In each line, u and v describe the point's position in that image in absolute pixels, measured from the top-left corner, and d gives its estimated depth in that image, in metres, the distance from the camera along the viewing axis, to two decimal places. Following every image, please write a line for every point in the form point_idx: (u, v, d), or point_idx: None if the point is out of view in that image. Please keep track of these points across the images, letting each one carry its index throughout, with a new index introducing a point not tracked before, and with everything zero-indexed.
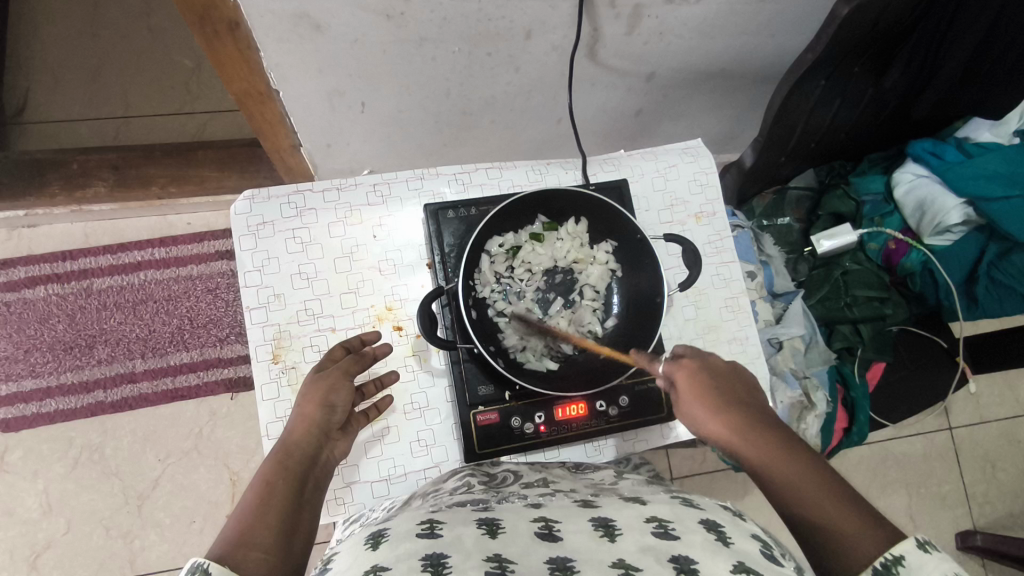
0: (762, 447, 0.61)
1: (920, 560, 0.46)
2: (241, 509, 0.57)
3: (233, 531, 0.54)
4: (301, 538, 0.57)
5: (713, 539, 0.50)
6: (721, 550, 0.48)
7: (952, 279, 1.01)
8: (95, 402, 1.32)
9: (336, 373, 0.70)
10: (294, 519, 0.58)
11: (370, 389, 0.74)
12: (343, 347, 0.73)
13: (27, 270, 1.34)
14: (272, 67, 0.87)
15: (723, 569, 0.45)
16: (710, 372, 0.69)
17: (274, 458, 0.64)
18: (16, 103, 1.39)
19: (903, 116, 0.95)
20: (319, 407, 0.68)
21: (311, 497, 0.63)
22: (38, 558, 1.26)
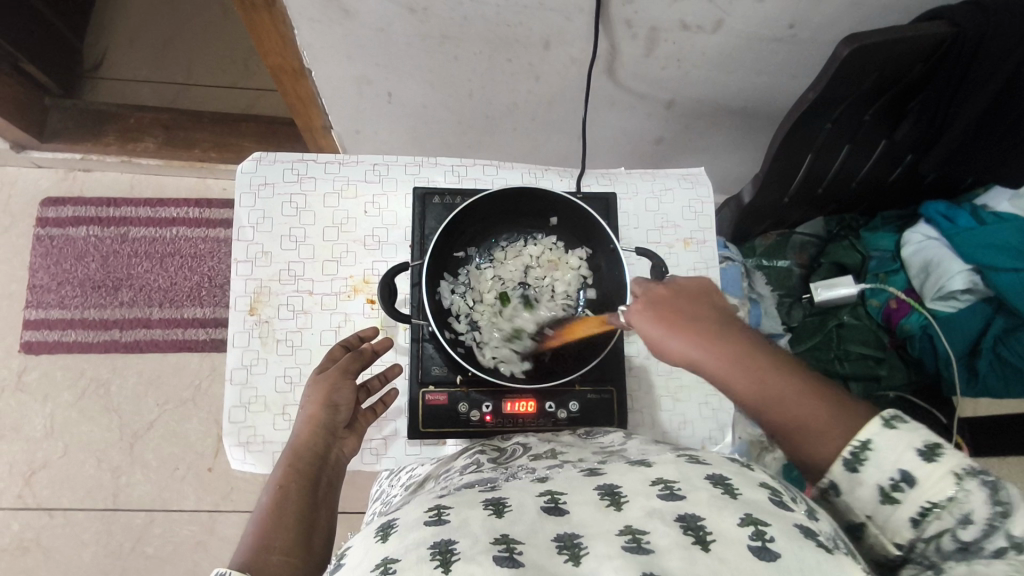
0: (748, 376, 0.55)
1: (885, 438, 0.50)
2: (257, 520, 0.59)
3: (250, 540, 0.56)
4: (320, 536, 0.59)
5: (720, 493, 0.47)
6: (727, 501, 0.46)
7: (953, 348, 0.96)
8: (110, 340, 1.40)
9: (336, 371, 0.71)
10: (311, 515, 0.60)
11: (374, 383, 0.75)
12: (342, 346, 0.74)
13: (75, 210, 1.45)
14: (305, 45, 0.93)
15: (730, 523, 0.44)
16: (673, 298, 0.60)
17: (285, 461, 0.65)
18: (94, 59, 1.52)
19: (917, 176, 0.93)
20: (323, 407, 0.69)
21: (327, 494, 0.64)
22: (32, 476, 1.33)
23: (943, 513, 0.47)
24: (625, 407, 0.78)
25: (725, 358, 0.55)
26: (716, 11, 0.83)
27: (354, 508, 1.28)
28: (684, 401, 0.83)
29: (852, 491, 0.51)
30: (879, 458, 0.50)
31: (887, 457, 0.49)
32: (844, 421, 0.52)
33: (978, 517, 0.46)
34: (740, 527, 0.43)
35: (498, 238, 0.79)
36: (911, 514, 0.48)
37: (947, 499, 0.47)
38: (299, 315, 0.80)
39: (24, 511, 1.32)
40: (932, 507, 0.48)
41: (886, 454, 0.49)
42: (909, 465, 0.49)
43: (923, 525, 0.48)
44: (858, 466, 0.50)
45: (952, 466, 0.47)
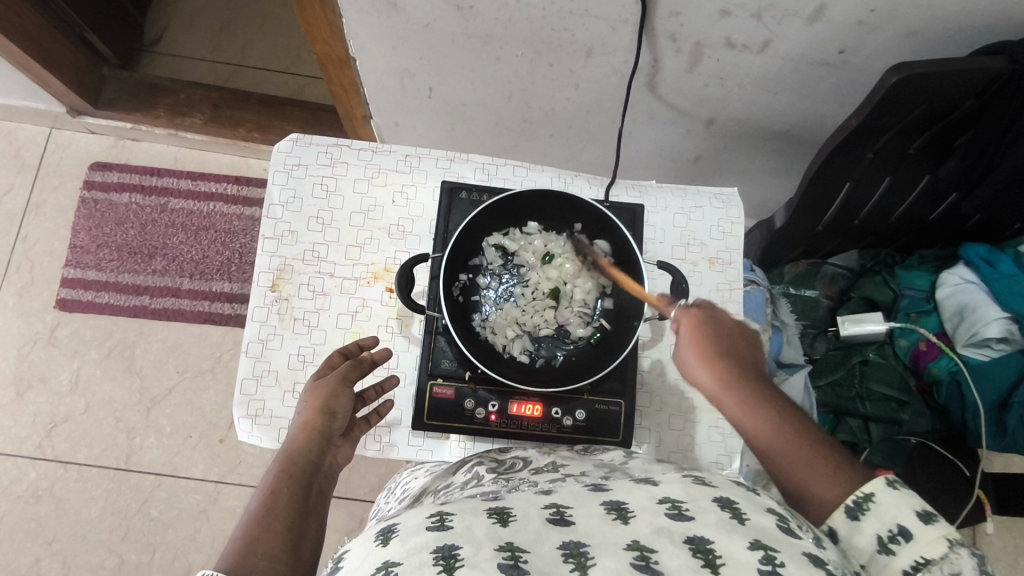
0: (767, 416, 0.60)
1: (887, 495, 0.54)
2: (246, 523, 0.57)
3: (239, 542, 0.54)
4: (309, 545, 0.57)
5: (727, 518, 0.47)
6: (735, 527, 0.46)
7: (982, 400, 0.92)
8: (140, 305, 1.44)
9: (335, 379, 0.70)
10: (302, 523, 0.58)
11: (371, 395, 0.74)
12: (341, 353, 0.74)
13: (120, 176, 1.50)
14: (352, 34, 0.95)
15: (740, 546, 0.44)
16: (713, 329, 0.66)
17: (276, 467, 0.64)
18: (153, 34, 1.57)
19: (958, 217, 0.90)
20: (321, 414, 0.68)
21: (318, 501, 0.63)
22: (53, 428, 1.38)
23: (933, 570, 0.50)
24: (632, 421, 0.77)
25: (748, 405, 0.61)
26: (764, 31, 0.82)
27: (354, 494, 1.29)
28: (695, 421, 0.82)
29: (851, 539, 0.54)
30: (880, 510, 0.54)
31: (886, 511, 0.53)
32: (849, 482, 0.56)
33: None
34: (750, 551, 0.44)
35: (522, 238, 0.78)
36: (902, 567, 0.51)
37: (937, 557, 0.50)
38: (319, 296, 0.81)
39: (41, 461, 1.36)
40: (924, 563, 0.51)
41: (886, 509, 0.54)
42: (906, 521, 0.52)
43: None
44: (860, 515, 0.54)
45: (945, 532, 0.51)
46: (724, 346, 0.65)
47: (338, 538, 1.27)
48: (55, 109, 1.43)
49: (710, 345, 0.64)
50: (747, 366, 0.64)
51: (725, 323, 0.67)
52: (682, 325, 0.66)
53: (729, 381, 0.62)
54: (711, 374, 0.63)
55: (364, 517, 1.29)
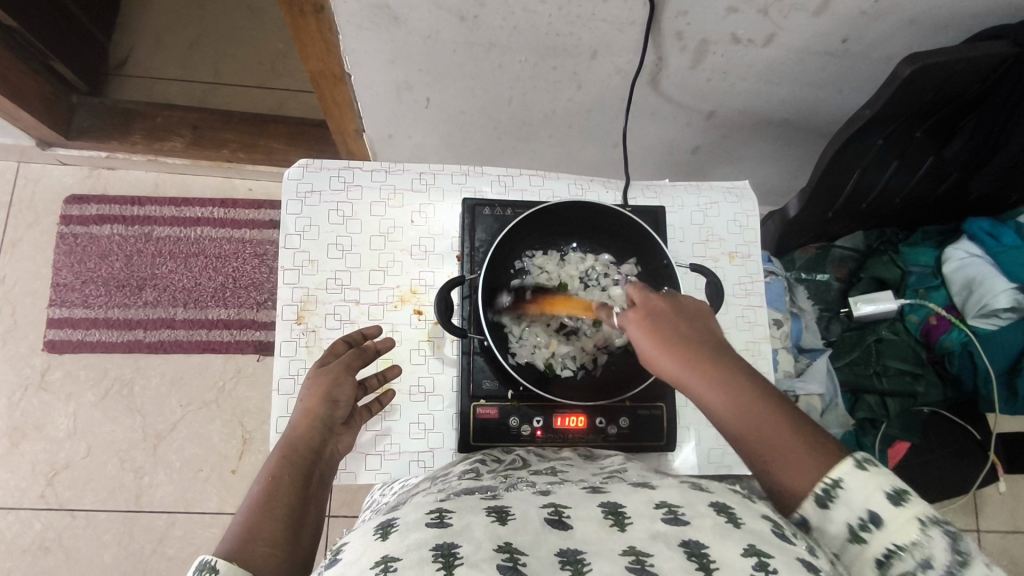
0: (737, 396, 0.53)
1: (855, 478, 0.49)
2: (249, 510, 0.58)
3: (240, 529, 0.55)
4: (309, 532, 0.58)
5: (723, 522, 0.47)
6: (731, 533, 0.45)
7: (994, 366, 0.96)
8: (134, 340, 1.40)
9: (339, 367, 0.72)
10: (301, 510, 0.59)
11: (372, 382, 0.76)
12: (344, 342, 0.75)
13: (99, 208, 1.44)
14: (349, 51, 0.92)
15: (734, 553, 0.44)
16: (662, 313, 0.59)
17: (279, 453, 0.65)
18: (119, 56, 1.51)
19: (961, 191, 0.92)
20: (323, 401, 0.69)
21: (318, 488, 0.64)
22: (55, 475, 1.33)
23: (906, 556, 0.47)
24: (674, 424, 0.77)
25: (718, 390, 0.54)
26: (770, 25, 0.82)
27: None
28: None
29: (822, 528, 0.50)
30: (849, 497, 0.49)
31: (857, 497, 0.49)
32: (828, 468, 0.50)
33: (938, 564, 0.46)
34: (744, 557, 0.43)
35: (549, 260, 0.78)
36: (875, 555, 0.48)
37: (910, 542, 0.47)
38: (346, 324, 0.80)
39: (46, 510, 1.31)
40: (895, 549, 0.47)
41: (856, 495, 0.49)
42: (877, 506, 0.48)
43: (887, 566, 0.48)
44: (829, 504, 0.49)
45: (919, 513, 0.47)
46: (682, 325, 0.58)
47: None
48: (25, 143, 1.36)
49: (670, 337, 0.57)
50: (708, 343, 0.57)
51: (675, 305, 0.60)
52: (634, 314, 0.59)
53: (691, 359, 0.55)
54: (671, 357, 0.56)
55: None
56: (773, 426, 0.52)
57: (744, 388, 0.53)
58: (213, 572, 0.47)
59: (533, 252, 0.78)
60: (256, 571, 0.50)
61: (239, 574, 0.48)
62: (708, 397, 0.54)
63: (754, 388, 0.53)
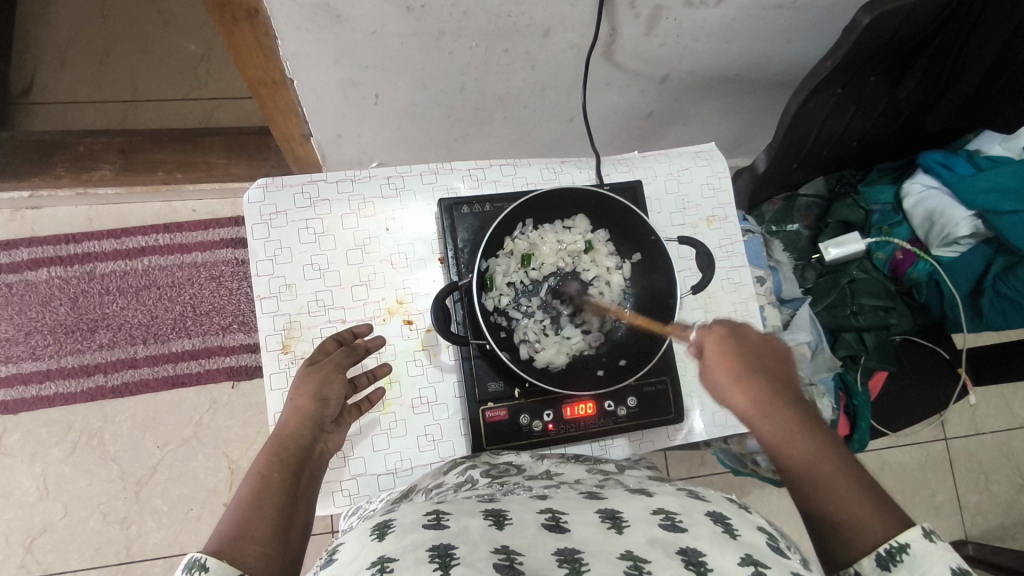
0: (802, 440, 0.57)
1: (922, 546, 0.49)
2: (236, 508, 0.56)
3: (230, 526, 0.53)
4: (298, 529, 0.57)
5: (721, 531, 0.49)
6: (728, 540, 0.47)
7: (959, 290, 1.01)
8: (96, 386, 1.31)
9: (329, 366, 0.70)
10: (290, 508, 0.58)
11: (361, 380, 0.74)
12: (334, 339, 0.73)
13: (30, 252, 1.33)
14: (289, 55, 0.86)
15: (731, 561, 0.45)
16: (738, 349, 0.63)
17: (268, 452, 0.63)
18: (22, 83, 1.38)
19: (916, 126, 0.95)
20: (314, 400, 0.68)
21: (308, 487, 0.63)
22: (33, 541, 1.25)
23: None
24: (680, 396, 0.78)
25: (766, 413, 0.59)
26: None
27: None
28: None
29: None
30: (913, 563, 0.49)
31: (920, 563, 0.49)
32: (882, 522, 0.52)
33: None
34: (740, 565, 0.44)
35: (530, 238, 0.75)
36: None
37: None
38: None
39: None
40: None
41: (920, 562, 0.49)
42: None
43: None
44: (891, 566, 0.50)
45: None
46: (756, 363, 0.63)
47: None
48: None
49: (739, 367, 0.62)
50: (781, 387, 0.62)
51: (751, 342, 0.64)
52: (709, 343, 0.64)
53: (761, 398, 0.60)
54: (741, 390, 0.61)
55: None
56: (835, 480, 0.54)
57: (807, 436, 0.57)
58: (204, 570, 0.45)
59: (511, 234, 0.74)
60: (246, 568, 0.49)
61: (229, 573, 0.46)
62: (775, 435, 0.58)
63: (817, 439, 0.57)
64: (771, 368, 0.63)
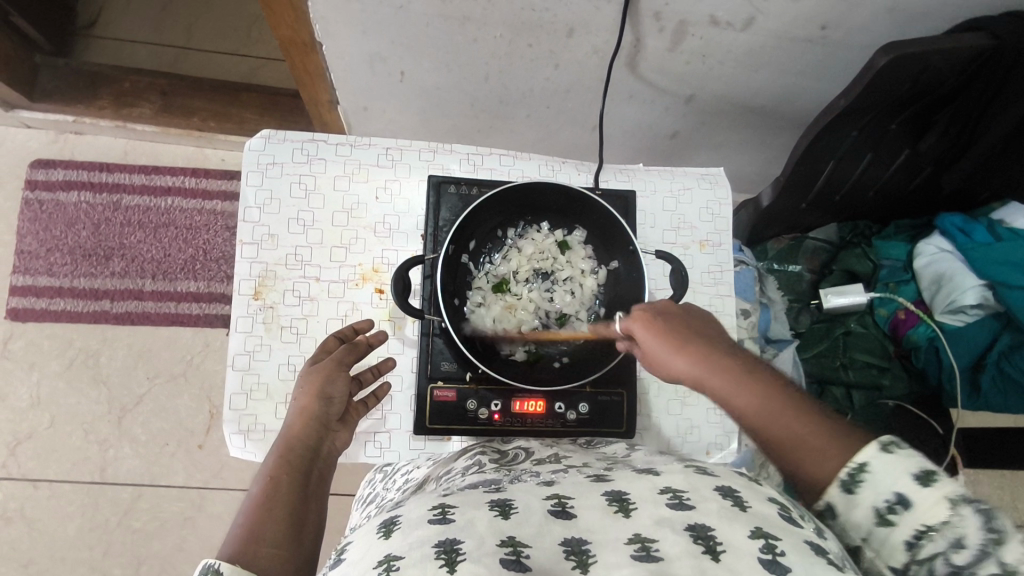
0: (758, 392, 0.55)
1: (882, 462, 0.49)
2: (249, 508, 0.57)
3: (242, 531, 0.54)
4: (309, 533, 0.57)
5: (729, 505, 0.47)
6: (736, 514, 0.45)
7: (959, 362, 0.96)
8: (101, 310, 1.37)
9: (330, 364, 0.69)
10: (302, 511, 0.58)
11: (366, 376, 0.73)
12: (336, 337, 0.73)
13: (66, 174, 1.40)
14: (318, 19, 0.88)
15: (741, 536, 0.43)
16: (665, 315, 0.63)
17: (276, 450, 0.63)
18: (89, 16, 1.46)
19: (935, 185, 0.92)
20: (316, 399, 0.67)
21: (319, 485, 0.63)
22: (18, 445, 1.30)
23: (935, 537, 0.46)
24: (635, 412, 0.77)
25: (722, 375, 0.57)
26: (750, 8, 0.80)
27: (346, 492, 1.26)
28: (692, 405, 0.83)
29: (848, 511, 0.50)
30: (875, 480, 0.49)
31: (883, 479, 0.49)
32: (844, 443, 0.51)
33: (970, 543, 0.45)
34: (751, 539, 0.43)
35: (517, 236, 0.77)
36: (906, 537, 0.48)
37: (941, 523, 0.46)
38: (306, 302, 0.78)
39: (7, 481, 1.29)
40: (925, 531, 0.47)
41: (881, 477, 0.49)
42: (903, 487, 0.48)
43: (918, 548, 0.47)
44: (855, 488, 0.50)
45: (947, 492, 0.46)
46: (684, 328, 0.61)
47: (335, 537, 1.24)
48: None
49: (673, 332, 0.61)
50: (720, 345, 0.60)
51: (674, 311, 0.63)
52: (636, 323, 0.63)
53: (707, 366, 0.58)
54: (677, 351, 0.60)
55: None
56: (798, 422, 0.53)
57: (757, 385, 0.56)
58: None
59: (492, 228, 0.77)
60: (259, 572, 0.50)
61: None
62: (722, 389, 0.56)
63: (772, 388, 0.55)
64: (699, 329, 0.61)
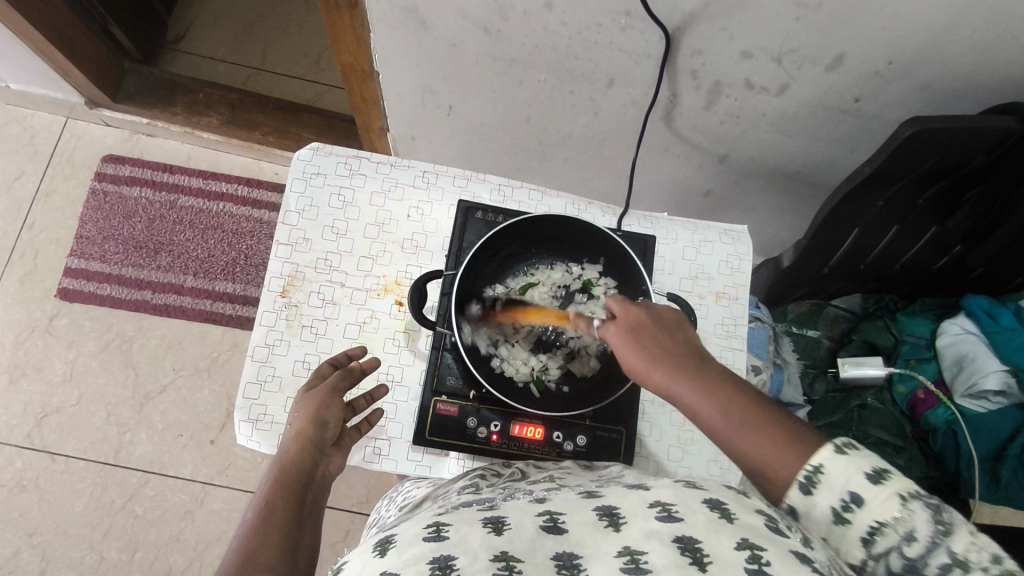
0: (722, 400, 0.53)
1: (838, 464, 0.48)
2: (242, 533, 0.59)
3: (235, 553, 0.56)
4: (304, 553, 0.59)
5: (716, 518, 0.44)
6: (723, 526, 0.43)
7: (977, 450, 0.95)
8: (141, 299, 1.44)
9: (325, 390, 0.71)
10: (296, 533, 0.60)
11: (360, 403, 0.74)
12: (331, 363, 0.74)
13: (132, 170, 1.51)
14: (378, 49, 0.95)
15: (727, 547, 0.41)
16: (648, 322, 0.60)
17: (271, 477, 0.65)
18: (177, 32, 1.60)
19: (963, 266, 0.92)
20: (312, 424, 0.69)
21: (313, 508, 0.65)
22: (43, 417, 1.36)
23: (888, 532, 0.45)
24: (633, 447, 0.77)
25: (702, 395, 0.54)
26: (784, 75, 0.83)
27: (344, 505, 1.27)
28: (693, 453, 0.82)
29: (807, 515, 0.49)
30: (831, 481, 0.48)
31: (838, 479, 0.47)
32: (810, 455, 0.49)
33: (921, 535, 0.45)
34: (736, 550, 0.41)
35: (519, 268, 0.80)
36: (860, 534, 0.46)
37: (893, 519, 0.45)
38: (328, 304, 0.82)
39: (28, 450, 1.34)
40: (879, 527, 0.46)
41: (838, 479, 0.47)
42: (858, 487, 0.47)
43: (872, 544, 0.46)
44: (813, 490, 0.48)
45: (898, 488, 0.46)
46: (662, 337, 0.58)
47: (326, 548, 1.25)
48: (73, 100, 1.45)
49: (652, 343, 0.58)
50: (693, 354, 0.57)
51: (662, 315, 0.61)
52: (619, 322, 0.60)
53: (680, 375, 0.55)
54: (652, 360, 0.57)
55: (352, 528, 1.26)
56: (762, 430, 0.51)
57: (721, 389, 0.54)
58: None
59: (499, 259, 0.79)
60: None
61: None
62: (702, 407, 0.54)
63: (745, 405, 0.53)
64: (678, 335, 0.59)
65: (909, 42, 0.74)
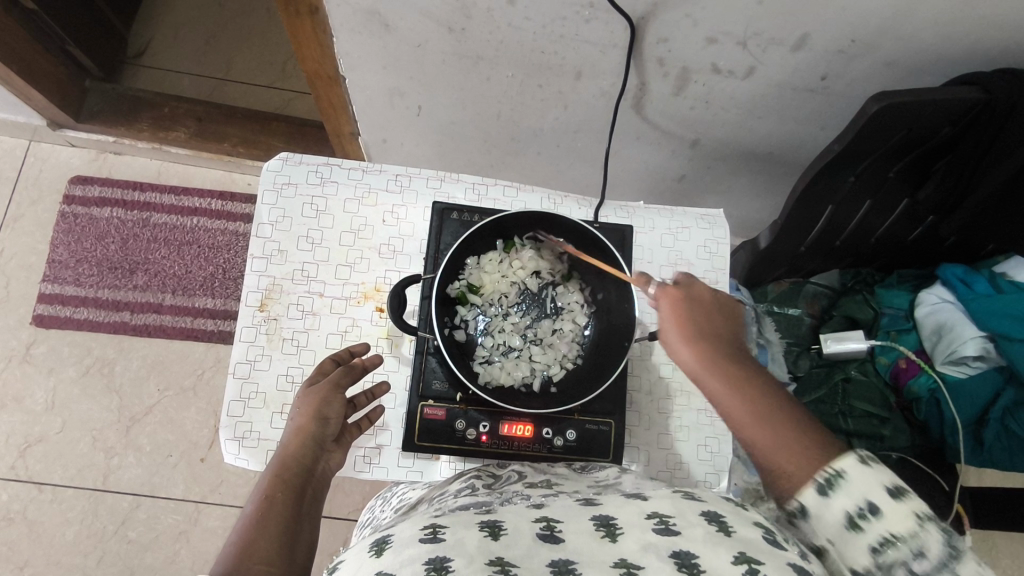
0: (750, 398, 0.58)
1: (859, 472, 0.52)
2: (241, 529, 0.59)
3: (234, 547, 0.56)
4: (303, 548, 0.59)
5: (714, 531, 0.46)
6: (721, 540, 0.44)
7: (960, 416, 0.97)
8: (120, 321, 1.42)
9: (327, 386, 0.71)
10: (294, 528, 0.60)
11: (361, 400, 0.74)
12: (332, 359, 0.74)
13: (101, 191, 1.48)
14: (342, 54, 0.94)
15: (725, 561, 0.42)
16: (695, 303, 0.64)
17: (271, 472, 0.65)
18: (136, 47, 1.57)
19: (937, 236, 0.94)
20: (313, 420, 0.69)
21: (312, 504, 0.64)
22: (28, 448, 1.33)
23: (900, 546, 0.50)
24: (623, 440, 0.77)
25: (727, 385, 0.59)
26: (750, 58, 0.83)
27: (338, 513, 1.27)
28: (683, 440, 0.82)
29: (820, 516, 0.53)
30: (850, 487, 0.52)
31: (858, 487, 0.51)
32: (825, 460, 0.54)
33: (931, 553, 0.49)
34: (734, 564, 0.42)
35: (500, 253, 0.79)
36: (870, 543, 0.51)
37: (906, 533, 0.49)
38: (308, 315, 0.81)
39: (14, 483, 1.31)
40: (890, 539, 0.50)
41: (857, 485, 0.51)
42: (876, 497, 0.51)
43: (881, 554, 0.50)
44: (830, 492, 0.52)
45: (914, 507, 0.50)
46: (705, 323, 0.63)
47: (325, 557, 1.24)
48: (35, 123, 1.41)
49: (695, 325, 0.62)
50: (733, 346, 0.62)
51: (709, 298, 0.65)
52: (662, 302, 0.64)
53: (708, 358, 0.60)
54: (693, 349, 0.61)
55: (350, 537, 1.26)
56: (792, 432, 0.56)
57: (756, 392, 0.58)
58: None
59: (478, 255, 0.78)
60: None
61: None
62: (722, 393, 0.59)
63: (766, 403, 0.58)
64: (723, 325, 0.63)
65: (871, 20, 0.74)
